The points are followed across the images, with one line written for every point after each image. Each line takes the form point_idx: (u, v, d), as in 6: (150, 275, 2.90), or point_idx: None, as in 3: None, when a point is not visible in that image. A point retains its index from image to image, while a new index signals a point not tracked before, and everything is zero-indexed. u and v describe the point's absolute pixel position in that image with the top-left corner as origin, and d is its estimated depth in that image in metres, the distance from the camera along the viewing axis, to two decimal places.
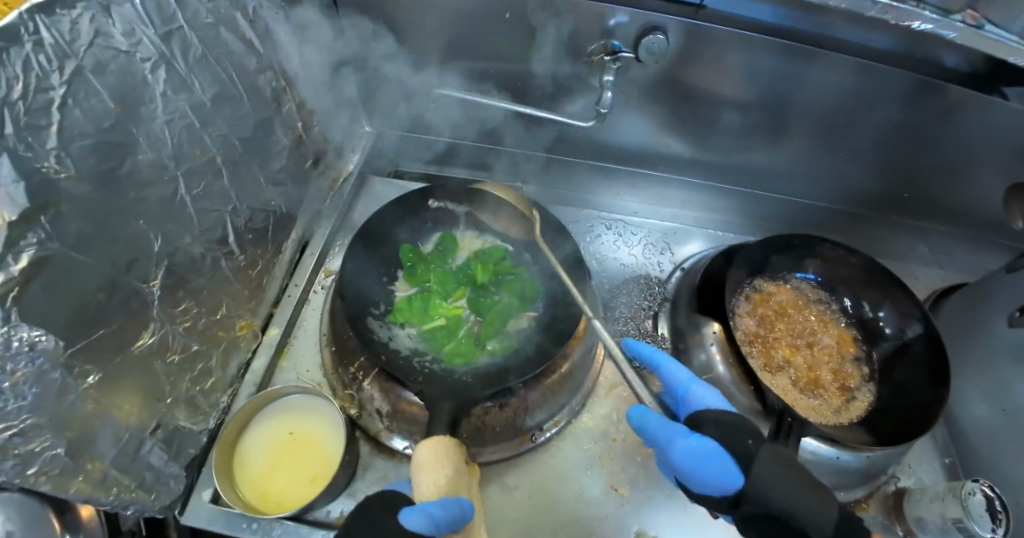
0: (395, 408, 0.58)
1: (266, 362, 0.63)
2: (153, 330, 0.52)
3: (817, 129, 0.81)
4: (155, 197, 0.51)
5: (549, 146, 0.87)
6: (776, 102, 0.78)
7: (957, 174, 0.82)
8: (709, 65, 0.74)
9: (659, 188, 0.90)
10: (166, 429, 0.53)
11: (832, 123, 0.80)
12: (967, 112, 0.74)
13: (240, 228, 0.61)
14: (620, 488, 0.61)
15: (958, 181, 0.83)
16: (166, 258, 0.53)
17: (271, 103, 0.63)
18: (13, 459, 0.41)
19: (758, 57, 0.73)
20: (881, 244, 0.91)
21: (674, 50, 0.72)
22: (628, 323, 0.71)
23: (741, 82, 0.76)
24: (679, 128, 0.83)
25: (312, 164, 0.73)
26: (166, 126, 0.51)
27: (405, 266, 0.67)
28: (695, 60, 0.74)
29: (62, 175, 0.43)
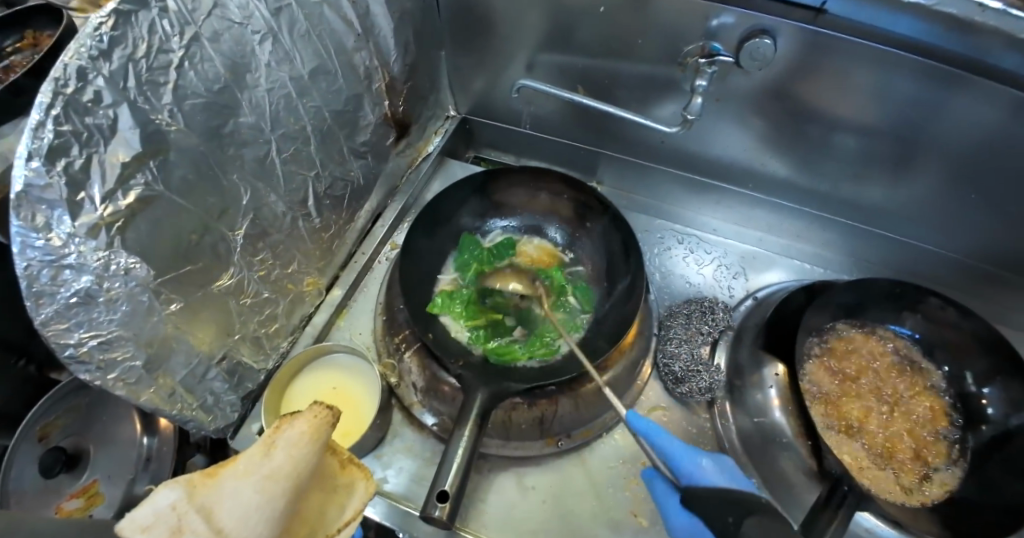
0: (431, 384, 0.61)
1: (326, 318, 0.69)
2: (232, 274, 0.57)
3: (949, 168, 0.70)
4: (251, 156, 0.56)
5: (631, 149, 0.85)
6: (903, 129, 0.69)
7: None
8: (826, 80, 0.67)
9: (745, 209, 0.85)
10: (230, 361, 0.59)
11: (967, 164, 0.69)
12: None
13: (321, 194, 0.65)
14: (640, 516, 0.58)
15: None
16: (253, 210, 0.57)
17: (363, 80, 0.66)
18: (97, 363, 0.46)
19: (891, 75, 0.63)
20: (1008, 313, 0.80)
21: (786, 61, 0.66)
22: (682, 346, 0.66)
23: (866, 101, 0.67)
24: (780, 147, 0.77)
25: (394, 140, 0.75)
26: (267, 93, 0.56)
27: (460, 250, 0.68)
28: (813, 71, 0.66)
29: (172, 128, 0.48)
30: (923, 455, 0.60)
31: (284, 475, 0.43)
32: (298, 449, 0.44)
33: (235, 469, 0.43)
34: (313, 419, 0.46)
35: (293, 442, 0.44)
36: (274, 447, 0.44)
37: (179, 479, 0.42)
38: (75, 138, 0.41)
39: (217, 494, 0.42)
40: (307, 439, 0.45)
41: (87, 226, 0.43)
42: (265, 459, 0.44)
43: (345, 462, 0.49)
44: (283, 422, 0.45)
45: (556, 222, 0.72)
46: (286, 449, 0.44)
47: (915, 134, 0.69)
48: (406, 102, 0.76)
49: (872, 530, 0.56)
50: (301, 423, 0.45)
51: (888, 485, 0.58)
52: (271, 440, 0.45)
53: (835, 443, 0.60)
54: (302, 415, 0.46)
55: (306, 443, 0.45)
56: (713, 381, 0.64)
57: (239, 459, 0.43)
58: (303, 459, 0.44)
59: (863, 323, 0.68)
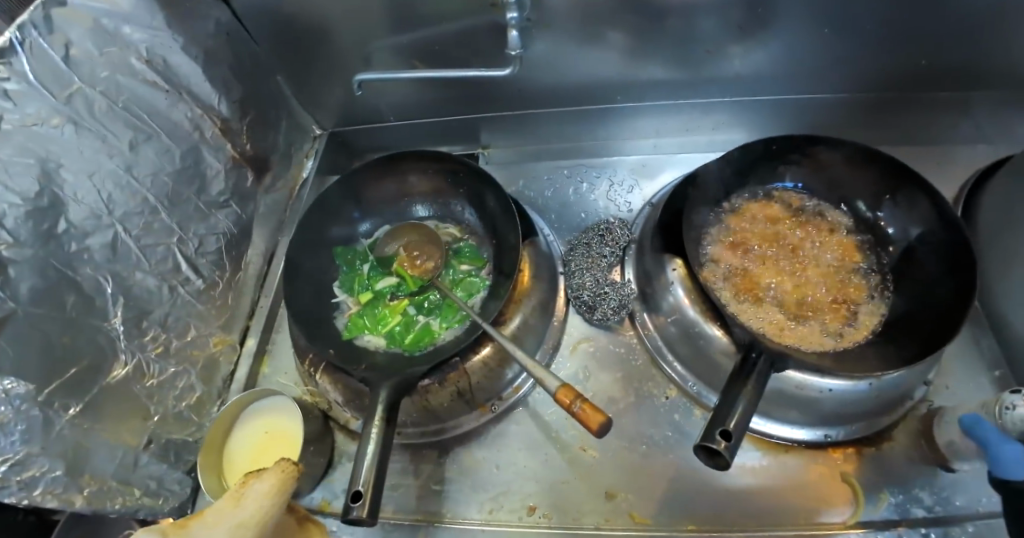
0: (347, 396, 0.60)
1: (247, 370, 0.69)
2: (125, 361, 0.57)
3: (809, 11, 0.68)
4: (98, 244, 0.56)
5: (499, 103, 0.83)
6: None
7: (973, 38, 0.70)
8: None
9: (628, 121, 0.83)
10: (158, 443, 0.60)
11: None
12: None
13: (194, 255, 0.65)
14: (590, 448, 0.60)
15: (978, 46, 0.71)
16: (123, 294, 0.58)
17: (192, 133, 0.66)
18: (16, 484, 0.48)
19: None
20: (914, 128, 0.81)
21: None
22: (586, 275, 0.66)
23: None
24: (643, 49, 0.74)
25: (257, 178, 0.75)
26: (89, 180, 0.56)
27: (346, 263, 0.68)
28: None
29: (2, 247, 0.49)
30: (841, 297, 0.60)
31: (251, 527, 0.45)
32: (266, 502, 0.46)
33: (204, 521, 0.46)
34: (280, 473, 0.47)
35: (261, 493, 0.46)
36: (243, 499, 0.46)
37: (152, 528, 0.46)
38: None
39: None
40: (275, 491, 0.47)
41: None
42: (233, 510, 0.46)
43: (302, 521, 0.51)
44: (252, 475, 0.47)
45: (419, 201, 0.72)
46: (255, 500, 0.46)
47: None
48: (253, 139, 0.75)
49: (804, 386, 0.56)
50: (268, 476, 0.47)
51: (817, 338, 0.57)
52: (239, 493, 0.47)
53: (754, 315, 0.59)
54: (270, 468, 0.47)
55: (273, 496, 0.46)
56: (624, 297, 0.64)
57: (208, 512, 0.46)
58: (268, 514, 0.46)
59: (750, 192, 0.68)
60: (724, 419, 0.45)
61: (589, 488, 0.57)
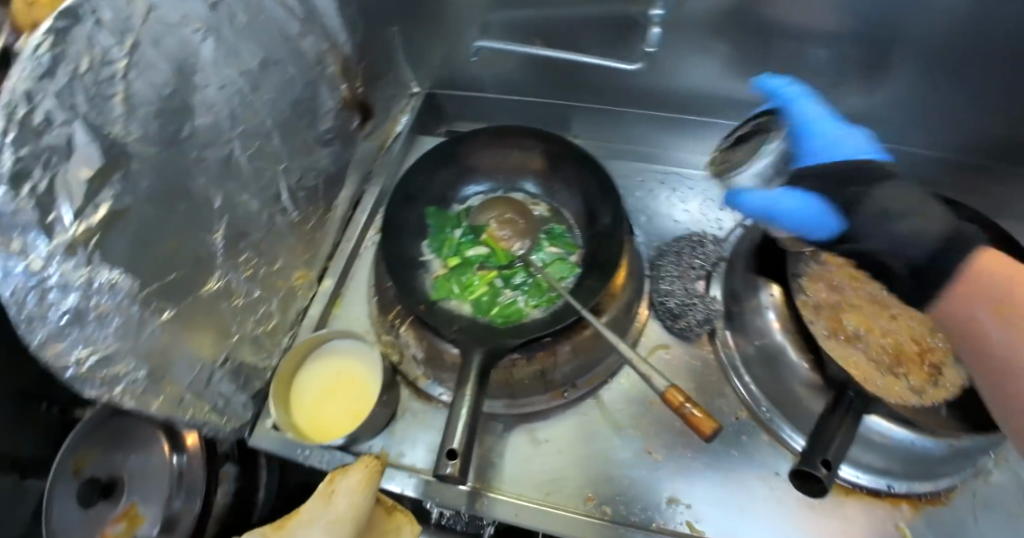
0: (430, 354, 0.61)
1: (321, 309, 0.70)
2: (219, 277, 0.58)
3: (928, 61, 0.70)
4: (215, 158, 0.56)
5: (600, 95, 0.83)
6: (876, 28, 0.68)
7: None
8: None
9: (725, 140, 0.83)
10: (233, 362, 0.60)
11: (945, 55, 0.69)
12: None
13: (293, 186, 0.65)
14: (654, 452, 0.60)
15: None
16: (228, 212, 0.58)
17: (315, 66, 0.65)
18: (100, 380, 0.47)
19: None
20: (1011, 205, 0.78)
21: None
22: (675, 283, 0.67)
23: (831, 11, 0.68)
24: (753, 69, 0.76)
25: (360, 124, 0.75)
26: (218, 92, 0.55)
27: (438, 225, 0.68)
28: None
29: (128, 138, 0.47)
30: (930, 354, 0.60)
31: (346, 518, 0.50)
32: (356, 494, 0.51)
33: (303, 518, 0.51)
34: (365, 468, 0.53)
35: (350, 488, 0.52)
36: (335, 495, 0.51)
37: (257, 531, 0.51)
38: (34, 162, 0.40)
39: None
40: (362, 485, 0.52)
41: (63, 245, 0.43)
42: (328, 505, 0.51)
43: (391, 510, 0.55)
44: (340, 473, 0.53)
45: (530, 176, 0.71)
46: (346, 495, 0.51)
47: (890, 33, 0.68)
48: (364, 83, 0.74)
49: (884, 434, 0.57)
50: (355, 472, 0.53)
51: (899, 389, 0.58)
52: (331, 489, 0.52)
53: (839, 353, 0.59)
54: (356, 466, 0.53)
55: (362, 488, 0.52)
56: (711, 311, 0.65)
57: (303, 511, 0.51)
58: (360, 503, 0.51)
59: None
60: (826, 447, 0.49)
61: (648, 491, 0.57)
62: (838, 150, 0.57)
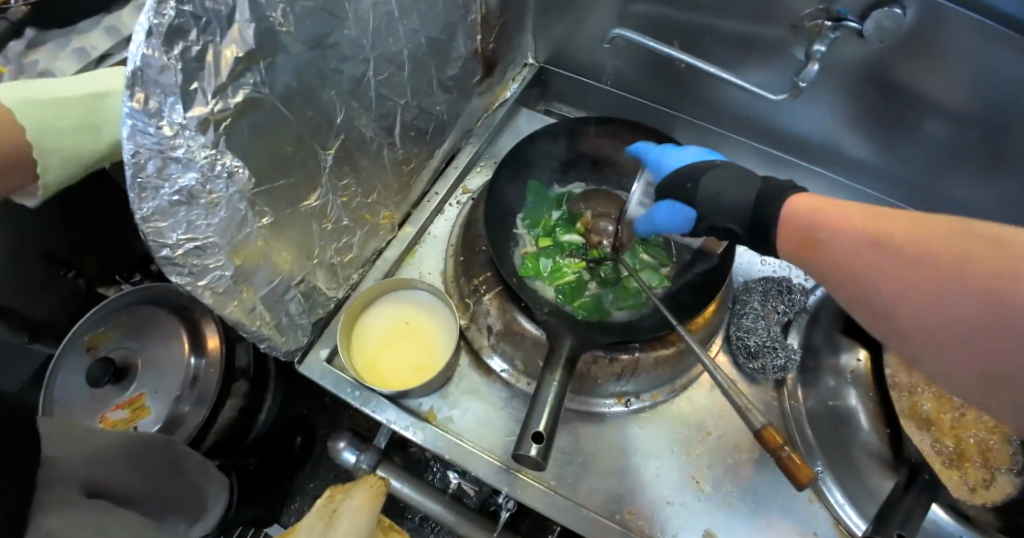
0: (508, 328, 0.58)
1: (397, 255, 0.67)
2: (319, 196, 0.55)
3: None
4: (349, 73, 0.54)
5: (716, 117, 0.82)
6: (1001, 120, 0.64)
7: None
8: (928, 62, 0.63)
9: (828, 193, 0.84)
10: (307, 284, 0.58)
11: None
12: None
13: (407, 123, 0.63)
14: (701, 482, 0.58)
15: None
16: (344, 132, 0.55)
17: (460, 10, 0.63)
18: (190, 268, 0.46)
19: (1009, 60, 0.59)
20: None
21: (902, 33, 0.61)
22: (758, 322, 0.64)
23: (964, 89, 0.63)
24: (865, 125, 0.74)
25: (479, 80, 0.72)
26: (371, 7, 0.53)
27: (535, 202, 0.67)
28: (916, 50, 0.62)
29: (283, 29, 0.45)
30: (992, 456, 0.57)
31: None
32: (358, 519, 0.57)
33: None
34: (369, 489, 0.60)
35: (354, 511, 0.57)
36: (338, 518, 0.56)
37: None
38: (194, 22, 0.38)
39: None
40: (365, 507, 0.58)
41: (197, 120, 0.41)
42: (328, 527, 0.56)
43: (386, 529, 0.65)
44: (342, 495, 0.59)
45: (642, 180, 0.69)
46: (347, 519, 0.57)
47: (1014, 122, 0.63)
48: (496, 40, 0.72)
49: (937, 523, 0.55)
50: (359, 496, 0.59)
51: (955, 481, 0.55)
52: (332, 512, 0.57)
53: (915, 435, 0.57)
54: (359, 487, 0.60)
55: (363, 512, 0.58)
56: (789, 361, 0.62)
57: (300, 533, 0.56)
58: (360, 526, 0.57)
59: None
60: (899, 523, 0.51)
61: (688, 521, 0.56)
62: (688, 155, 0.58)
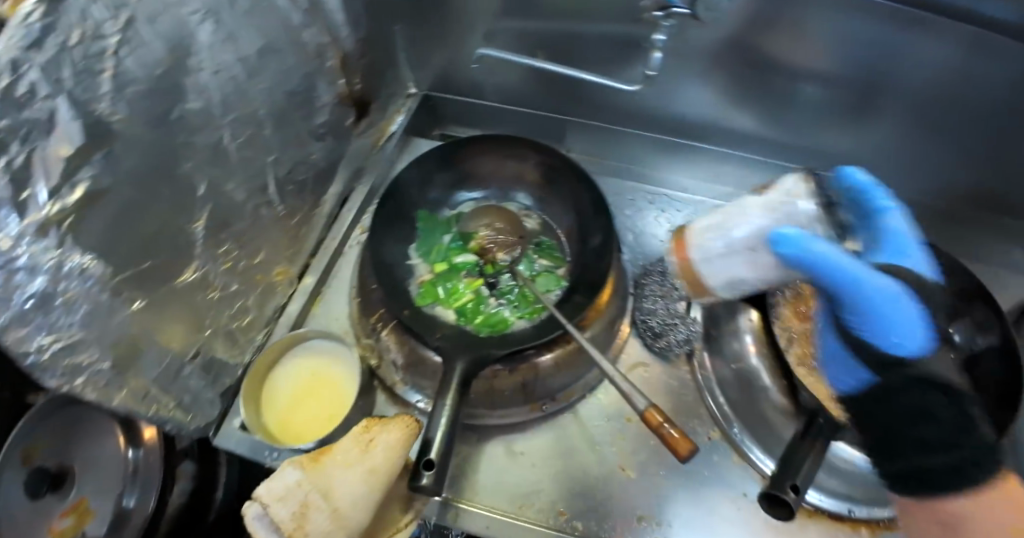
0: (410, 360, 0.59)
1: (300, 307, 0.68)
2: (195, 268, 0.55)
3: (910, 112, 0.74)
4: (202, 143, 0.54)
5: (600, 113, 0.84)
6: (866, 77, 0.72)
7: None
8: (790, 31, 0.69)
9: (717, 164, 0.85)
10: (204, 357, 0.58)
11: (925, 102, 0.72)
12: None
13: (281, 179, 0.64)
14: (628, 469, 0.60)
15: None
16: (211, 200, 0.56)
17: (314, 59, 0.64)
18: (63, 369, 0.44)
19: (857, 22, 0.67)
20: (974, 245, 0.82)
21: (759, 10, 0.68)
22: (658, 303, 0.67)
23: (825, 48, 0.70)
24: (748, 100, 0.79)
25: (354, 121, 0.73)
26: (212, 76, 0.53)
27: (426, 230, 0.68)
28: (774, 25, 0.69)
29: (115, 118, 0.45)
30: None
31: (383, 468, 0.50)
32: (393, 452, 0.51)
33: (336, 456, 0.49)
34: (405, 427, 0.52)
35: (390, 446, 0.51)
36: (373, 446, 0.50)
37: (297, 459, 0.49)
38: (13, 135, 0.37)
39: (327, 478, 0.48)
40: (399, 444, 0.51)
41: (34, 226, 0.39)
42: (364, 454, 0.50)
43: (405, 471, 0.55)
44: (375, 425, 0.52)
45: (522, 188, 0.71)
46: (384, 450, 0.50)
47: (878, 75, 0.71)
48: (363, 80, 0.73)
49: (848, 459, 0.62)
50: (394, 430, 0.51)
51: None
52: (366, 439, 0.51)
53: None
54: (394, 422, 0.52)
55: (401, 447, 0.51)
56: (691, 332, 0.65)
57: (337, 449, 0.50)
58: (396, 459, 0.50)
59: None
60: (795, 473, 0.51)
61: (621, 510, 0.57)
62: (838, 250, 0.38)
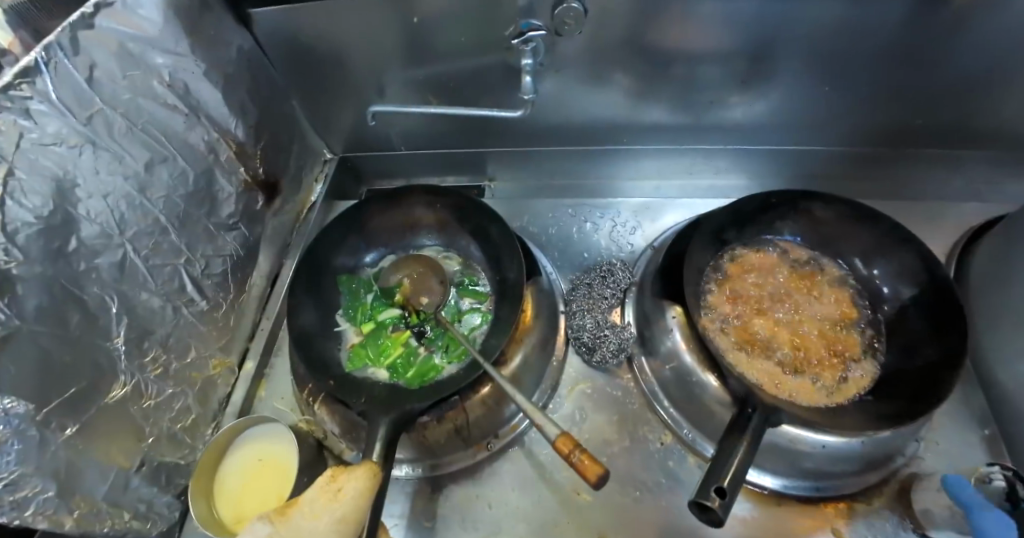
0: (344, 427, 0.61)
1: (245, 393, 0.70)
2: (124, 381, 0.57)
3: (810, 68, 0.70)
4: (107, 263, 0.57)
5: (509, 139, 0.84)
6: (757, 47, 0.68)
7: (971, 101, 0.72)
8: (671, 18, 0.65)
9: (636, 162, 0.85)
10: (150, 465, 0.60)
11: (827, 51, 0.68)
12: (975, 39, 0.64)
13: (198, 277, 0.66)
14: (582, 492, 0.59)
15: (975, 110, 0.73)
16: (127, 314, 0.58)
17: (207, 156, 0.67)
18: (10, 504, 0.48)
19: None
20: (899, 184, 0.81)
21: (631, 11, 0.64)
22: (586, 317, 0.67)
23: (714, 28, 0.65)
24: (649, 94, 0.75)
25: (266, 203, 0.76)
26: (104, 201, 0.56)
27: (348, 294, 0.69)
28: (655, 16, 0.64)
29: (13, 265, 0.48)
30: (837, 349, 0.61)
31: (351, 519, 0.48)
32: (363, 500, 0.48)
33: (304, 507, 0.48)
34: (371, 470, 0.49)
35: (357, 493, 0.48)
36: (341, 494, 0.48)
37: (266, 513, 0.48)
38: None
39: (294, 530, 0.47)
40: (366, 490, 0.48)
41: None
42: (333, 503, 0.48)
43: None
44: (342, 472, 0.49)
45: (428, 234, 0.73)
46: (352, 498, 0.48)
47: (770, 36, 0.66)
48: (266, 162, 0.76)
49: (797, 441, 0.56)
50: (359, 474, 0.49)
51: (811, 389, 0.58)
52: (331, 487, 0.49)
53: (760, 367, 0.59)
54: (359, 468, 0.49)
55: (367, 494, 0.48)
56: (623, 340, 0.65)
57: (304, 501, 0.49)
58: (365, 505, 0.48)
59: (750, 242, 0.69)
60: (719, 475, 0.47)
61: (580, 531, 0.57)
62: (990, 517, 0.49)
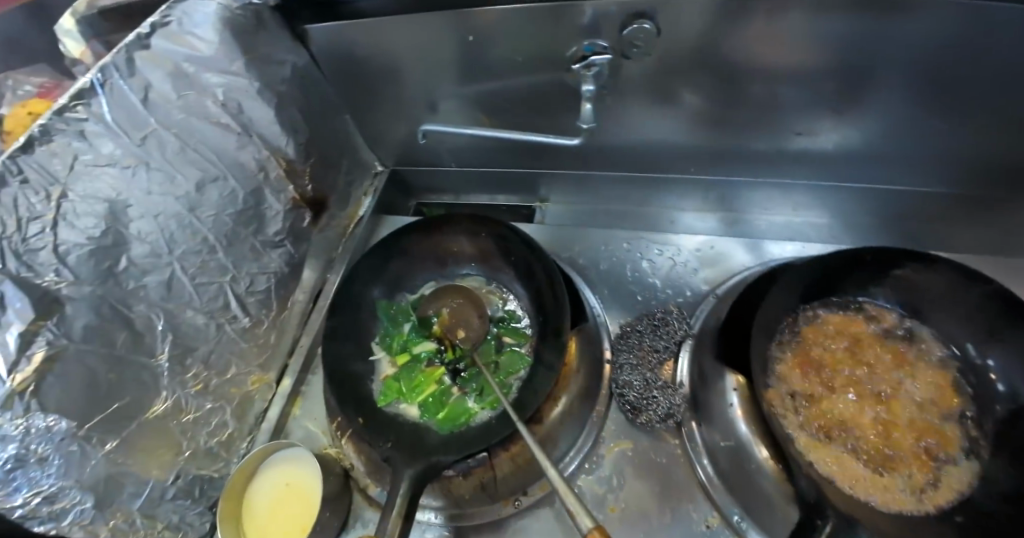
0: (372, 465, 0.61)
1: (280, 410, 0.70)
2: (165, 397, 0.59)
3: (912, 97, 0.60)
4: (154, 282, 0.57)
5: (565, 162, 0.78)
6: (854, 69, 0.58)
7: None
8: (751, 38, 0.57)
9: (705, 191, 0.77)
10: (186, 477, 0.60)
11: (944, 79, 0.57)
12: None
13: (242, 294, 0.66)
14: None
15: None
16: (171, 331, 0.59)
17: (257, 174, 0.66)
18: (48, 515, 0.50)
19: (833, 20, 0.54)
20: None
21: (700, 34, 0.57)
22: (634, 372, 0.62)
23: (805, 48, 0.57)
24: (721, 121, 0.68)
25: (313, 219, 0.75)
26: (154, 220, 0.57)
27: (387, 321, 0.67)
28: (729, 36, 0.57)
29: (62, 285, 0.50)
30: (931, 445, 0.52)
31: None
32: None
33: None
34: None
35: None
36: None
37: None
38: None
39: None
40: None
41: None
42: None
43: None
44: None
45: (470, 263, 0.71)
46: None
47: (870, 59, 0.57)
48: (316, 178, 0.75)
49: None
50: None
51: (895, 491, 0.49)
52: None
53: (833, 455, 0.51)
54: None
55: None
56: (673, 405, 0.59)
57: None
58: None
59: (834, 303, 0.61)
60: None
61: None
62: None
